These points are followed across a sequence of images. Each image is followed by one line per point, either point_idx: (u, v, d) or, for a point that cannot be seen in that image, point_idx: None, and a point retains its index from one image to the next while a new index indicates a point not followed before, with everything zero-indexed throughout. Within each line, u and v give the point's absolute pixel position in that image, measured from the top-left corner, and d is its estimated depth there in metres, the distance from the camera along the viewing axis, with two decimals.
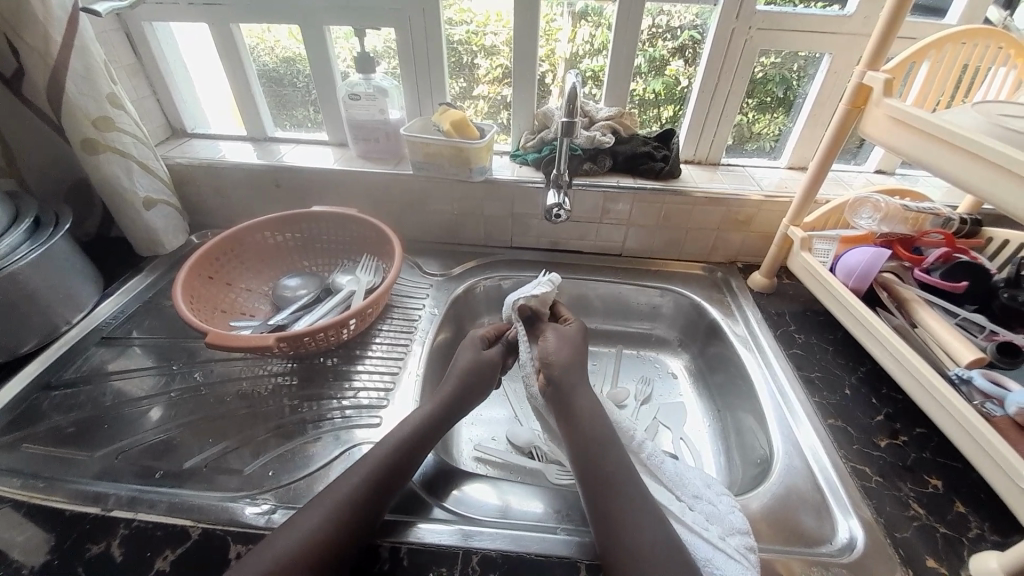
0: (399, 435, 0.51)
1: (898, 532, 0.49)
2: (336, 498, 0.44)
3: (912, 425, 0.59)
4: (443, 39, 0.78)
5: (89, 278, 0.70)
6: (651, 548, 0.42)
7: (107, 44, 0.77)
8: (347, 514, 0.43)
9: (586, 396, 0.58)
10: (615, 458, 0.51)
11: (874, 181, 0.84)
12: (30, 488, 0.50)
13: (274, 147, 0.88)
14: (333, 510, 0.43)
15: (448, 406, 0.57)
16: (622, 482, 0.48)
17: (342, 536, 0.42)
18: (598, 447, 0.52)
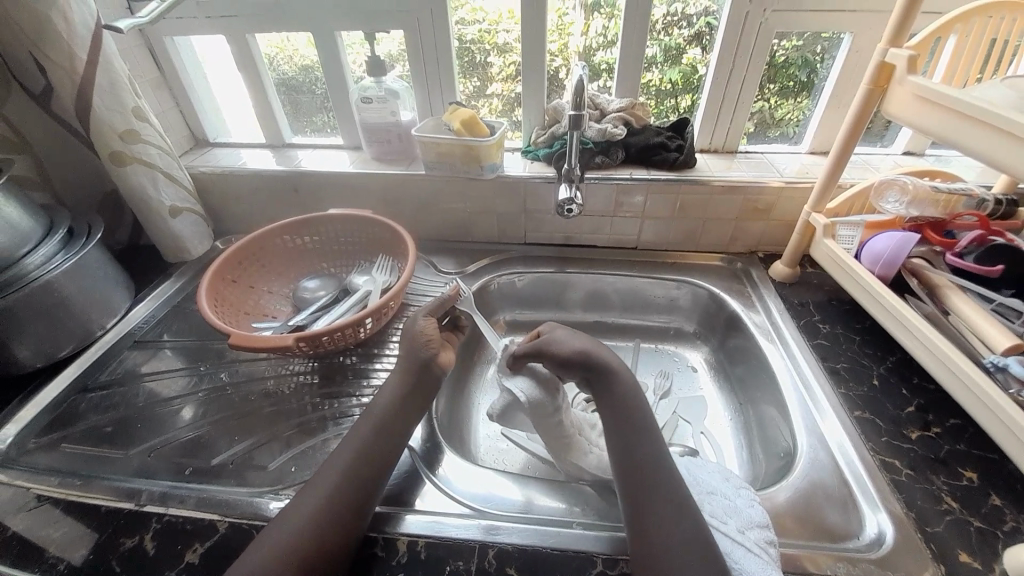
0: (398, 426, 0.53)
1: (929, 527, 0.47)
2: (332, 489, 0.45)
3: (945, 415, 0.57)
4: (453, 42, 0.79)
5: (121, 285, 0.73)
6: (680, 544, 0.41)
7: (132, 61, 0.80)
8: (349, 504, 0.45)
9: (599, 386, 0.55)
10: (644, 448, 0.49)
11: (902, 163, 0.81)
12: (69, 485, 0.53)
13: (292, 153, 0.90)
14: (330, 501, 0.44)
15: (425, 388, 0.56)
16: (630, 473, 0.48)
17: (346, 527, 0.44)
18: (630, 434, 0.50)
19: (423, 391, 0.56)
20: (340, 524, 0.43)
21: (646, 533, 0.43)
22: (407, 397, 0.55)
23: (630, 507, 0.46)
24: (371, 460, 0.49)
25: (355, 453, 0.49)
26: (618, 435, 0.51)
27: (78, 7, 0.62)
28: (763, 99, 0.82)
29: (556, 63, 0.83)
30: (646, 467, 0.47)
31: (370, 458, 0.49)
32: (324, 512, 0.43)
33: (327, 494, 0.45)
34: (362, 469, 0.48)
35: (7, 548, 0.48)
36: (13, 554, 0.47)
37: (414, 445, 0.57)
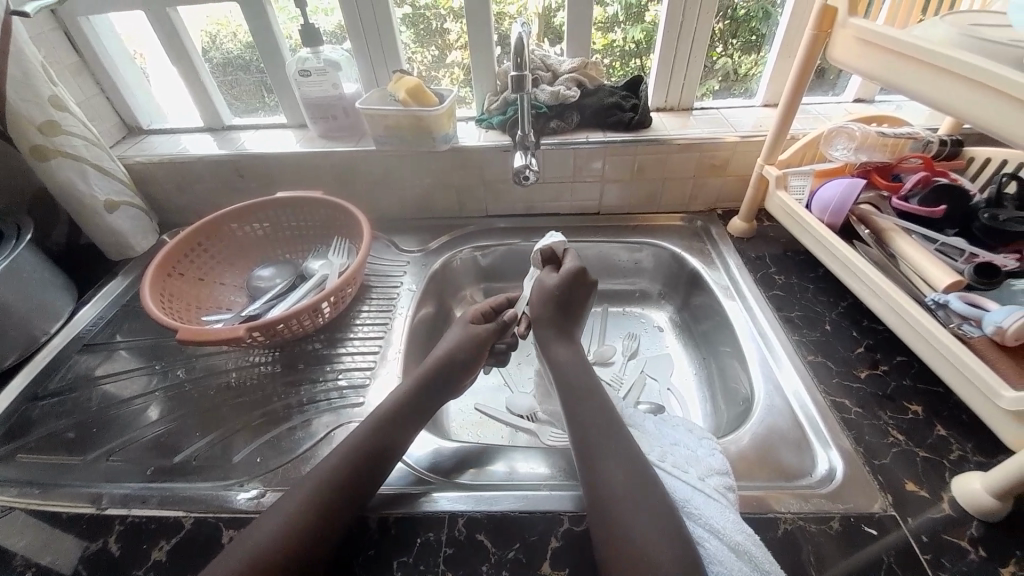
0: (396, 423, 0.52)
1: (877, 460, 0.49)
2: (313, 488, 0.44)
3: (892, 353, 0.59)
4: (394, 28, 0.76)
5: (61, 287, 0.69)
6: (626, 491, 0.43)
7: (42, 43, 0.73)
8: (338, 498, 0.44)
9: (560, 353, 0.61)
10: (595, 412, 0.52)
11: (854, 111, 0.81)
12: (27, 495, 0.52)
13: (234, 136, 0.85)
14: (312, 500, 0.43)
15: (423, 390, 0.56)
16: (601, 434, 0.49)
17: (332, 520, 0.43)
18: (584, 399, 0.54)
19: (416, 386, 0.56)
20: (321, 522, 0.42)
21: (599, 487, 0.44)
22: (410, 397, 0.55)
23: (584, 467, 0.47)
24: (361, 455, 0.48)
25: (346, 450, 0.48)
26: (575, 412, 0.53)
27: None
28: (726, 54, 0.82)
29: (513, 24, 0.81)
30: (600, 433, 0.49)
31: (358, 453, 0.48)
32: (309, 505, 0.43)
33: (306, 492, 0.44)
34: (350, 464, 0.47)
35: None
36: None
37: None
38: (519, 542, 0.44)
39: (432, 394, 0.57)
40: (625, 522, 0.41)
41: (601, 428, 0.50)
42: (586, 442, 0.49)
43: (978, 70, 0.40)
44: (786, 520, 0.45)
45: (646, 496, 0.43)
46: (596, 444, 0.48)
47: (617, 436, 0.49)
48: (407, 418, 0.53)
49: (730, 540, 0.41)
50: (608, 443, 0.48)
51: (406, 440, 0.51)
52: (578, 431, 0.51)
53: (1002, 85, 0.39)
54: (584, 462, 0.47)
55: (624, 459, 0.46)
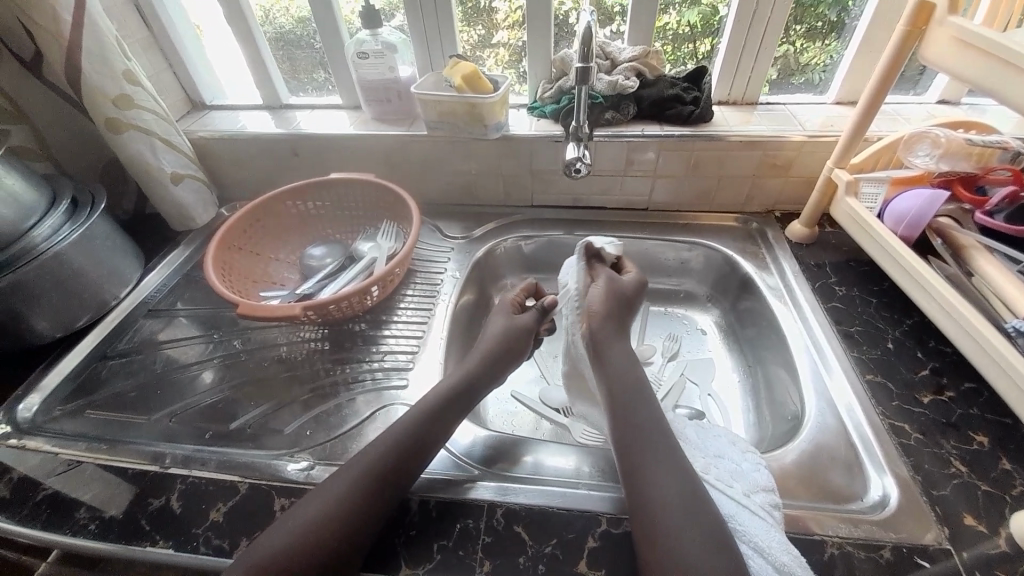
0: (441, 413, 0.53)
1: (935, 490, 0.47)
2: (358, 474, 0.45)
3: (960, 379, 0.56)
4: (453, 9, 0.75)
5: (130, 254, 0.74)
6: (669, 506, 0.42)
7: (117, 17, 0.76)
8: (386, 484, 0.45)
9: (604, 350, 0.60)
10: (637, 420, 0.51)
11: (937, 113, 0.75)
12: (96, 450, 0.56)
13: (290, 115, 0.87)
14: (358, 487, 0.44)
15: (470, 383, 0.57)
16: (646, 441, 0.49)
17: (379, 505, 0.44)
18: (625, 402, 0.54)
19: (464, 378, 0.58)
20: (369, 507, 0.44)
21: (642, 498, 0.44)
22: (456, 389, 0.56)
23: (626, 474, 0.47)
24: (408, 445, 0.49)
25: (394, 437, 0.49)
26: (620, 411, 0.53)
27: None
28: (789, 42, 0.76)
29: (566, 6, 0.77)
30: (649, 439, 0.49)
31: (405, 442, 0.49)
32: (358, 489, 0.44)
33: (351, 478, 0.45)
34: (397, 452, 0.48)
35: (38, 510, 0.50)
36: (43, 517, 0.50)
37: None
38: (556, 538, 0.45)
39: (476, 385, 0.58)
40: (669, 537, 0.40)
41: (645, 439, 0.49)
42: (629, 451, 0.48)
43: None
44: (833, 543, 0.44)
45: (690, 512, 0.42)
46: (639, 455, 0.48)
47: (660, 447, 0.48)
48: (450, 408, 0.54)
49: (776, 560, 0.40)
50: (651, 455, 0.47)
51: (448, 430, 0.52)
52: (620, 436, 0.50)
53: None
54: (625, 468, 0.47)
55: (668, 471, 0.46)
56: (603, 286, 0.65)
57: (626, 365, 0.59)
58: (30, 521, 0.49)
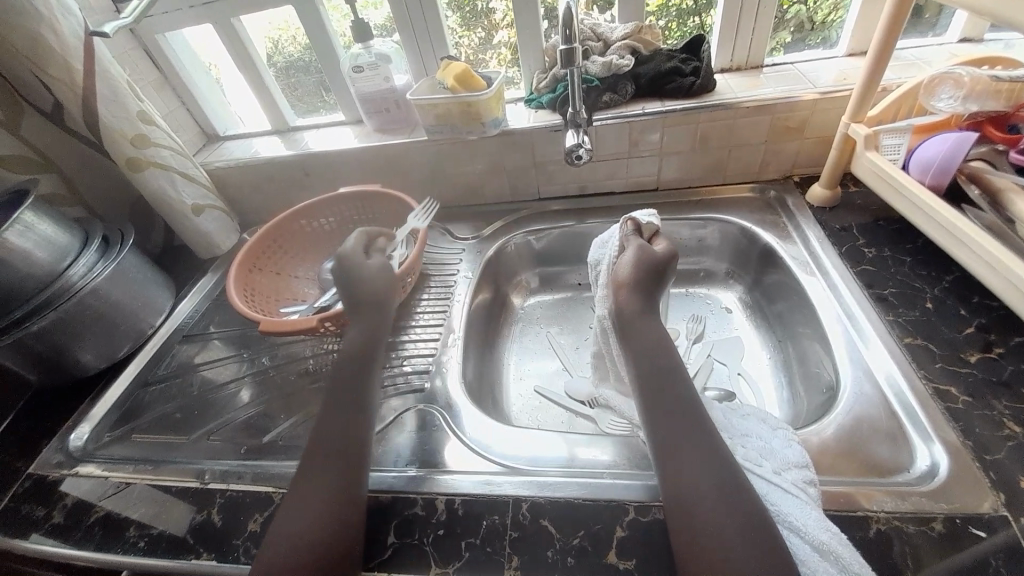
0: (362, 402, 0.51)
1: (988, 455, 0.43)
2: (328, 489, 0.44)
3: (1010, 334, 0.51)
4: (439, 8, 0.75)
5: (162, 285, 0.78)
6: (696, 495, 0.40)
7: (131, 64, 0.81)
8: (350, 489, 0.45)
9: (636, 325, 0.53)
10: (672, 397, 0.47)
11: (960, 53, 0.70)
12: (143, 470, 0.59)
13: (298, 136, 0.90)
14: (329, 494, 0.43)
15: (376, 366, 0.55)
16: (681, 416, 0.45)
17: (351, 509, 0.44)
18: (655, 370, 0.49)
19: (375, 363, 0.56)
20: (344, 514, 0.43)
21: (670, 483, 0.41)
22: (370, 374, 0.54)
23: (658, 452, 0.43)
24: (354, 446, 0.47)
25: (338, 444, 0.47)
26: (654, 382, 0.48)
27: (64, 17, 0.62)
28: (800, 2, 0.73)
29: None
30: (684, 413, 0.45)
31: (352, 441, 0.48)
32: (328, 501, 0.43)
33: (319, 505, 0.43)
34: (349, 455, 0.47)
35: (94, 532, 0.54)
36: (98, 538, 0.53)
37: (455, 427, 0.57)
38: (581, 529, 0.44)
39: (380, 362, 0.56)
40: (698, 531, 0.38)
41: (674, 420, 0.45)
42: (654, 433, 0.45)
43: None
44: (878, 519, 0.41)
45: (722, 498, 0.39)
46: (664, 441, 0.44)
47: (690, 430, 0.44)
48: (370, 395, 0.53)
49: (814, 539, 0.38)
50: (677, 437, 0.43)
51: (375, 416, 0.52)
52: (652, 408, 0.46)
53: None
54: (660, 446, 0.44)
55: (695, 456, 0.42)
56: (632, 255, 0.58)
57: (659, 337, 0.52)
58: (86, 543, 0.52)
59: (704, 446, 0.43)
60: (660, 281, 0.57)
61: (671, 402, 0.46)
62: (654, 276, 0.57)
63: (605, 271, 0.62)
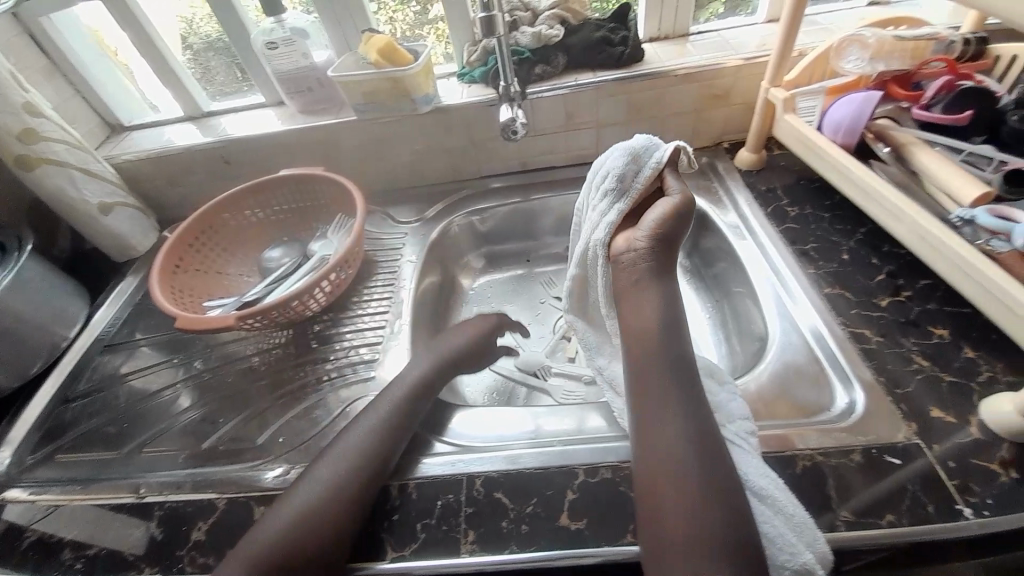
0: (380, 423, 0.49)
1: (899, 389, 0.48)
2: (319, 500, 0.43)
3: (915, 277, 0.56)
4: None
5: (73, 293, 0.71)
6: (672, 454, 0.40)
7: (10, 49, 0.71)
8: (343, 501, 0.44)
9: (640, 284, 0.52)
10: (663, 361, 0.46)
11: (867, 15, 0.74)
12: (71, 491, 0.55)
13: (215, 122, 0.83)
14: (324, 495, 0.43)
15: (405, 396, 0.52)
16: (661, 380, 0.45)
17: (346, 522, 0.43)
18: (657, 338, 0.48)
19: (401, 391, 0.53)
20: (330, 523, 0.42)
21: (641, 446, 0.42)
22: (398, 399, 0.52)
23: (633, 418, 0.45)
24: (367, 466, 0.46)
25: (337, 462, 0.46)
26: (647, 350, 0.47)
27: None
28: None
29: None
30: (680, 383, 0.45)
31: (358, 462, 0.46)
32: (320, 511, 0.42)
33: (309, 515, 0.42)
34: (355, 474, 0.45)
35: (28, 558, 0.49)
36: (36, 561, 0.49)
37: None
38: (536, 498, 0.45)
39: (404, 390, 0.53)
40: (670, 490, 0.39)
41: (657, 384, 0.45)
42: (641, 391, 0.45)
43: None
44: (804, 457, 0.44)
45: (699, 455, 0.40)
46: (653, 398, 0.44)
47: (675, 388, 0.44)
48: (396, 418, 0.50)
49: (755, 484, 0.39)
50: (660, 394, 0.44)
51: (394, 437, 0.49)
52: (633, 377, 0.47)
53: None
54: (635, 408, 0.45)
55: (675, 413, 0.43)
56: (661, 208, 0.55)
57: (660, 303, 0.51)
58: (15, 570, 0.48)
59: (687, 402, 0.43)
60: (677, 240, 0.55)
61: (668, 368, 0.46)
62: (673, 239, 0.55)
63: (625, 194, 0.56)
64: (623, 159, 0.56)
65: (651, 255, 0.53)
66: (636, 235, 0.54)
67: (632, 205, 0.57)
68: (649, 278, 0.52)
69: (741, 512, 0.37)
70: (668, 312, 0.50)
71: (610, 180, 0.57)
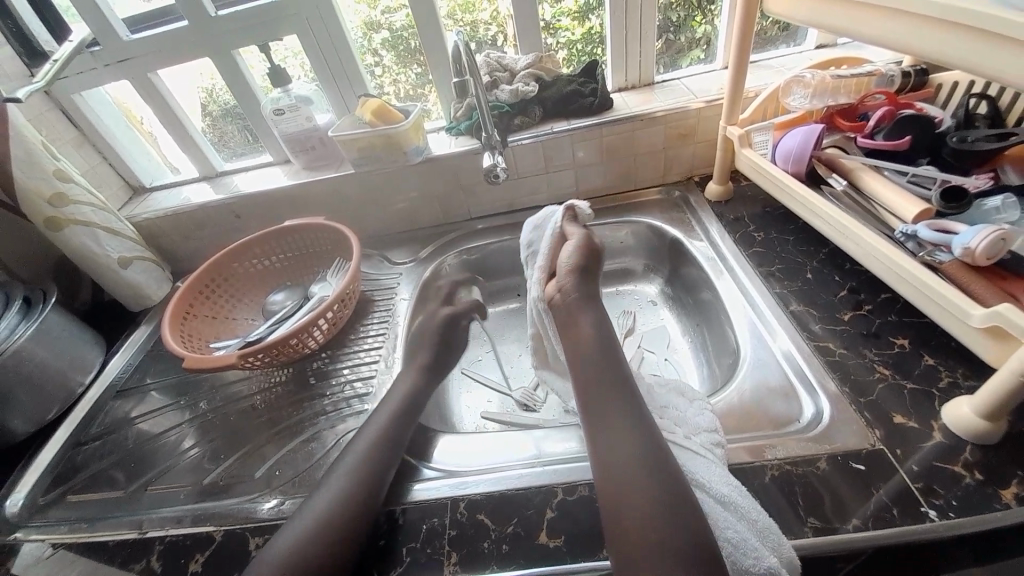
0: (381, 449, 0.52)
1: (864, 398, 0.49)
2: (326, 516, 0.46)
3: (877, 292, 0.59)
4: (354, 54, 0.80)
5: (90, 342, 0.76)
6: (618, 459, 0.44)
7: (45, 125, 0.81)
8: (343, 517, 0.46)
9: (575, 315, 0.57)
10: (605, 379, 0.51)
11: (815, 57, 0.81)
12: (79, 529, 0.57)
13: (227, 181, 0.91)
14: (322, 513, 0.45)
15: (395, 421, 0.56)
16: (601, 396, 0.49)
17: (353, 533, 0.45)
18: (599, 359, 0.52)
19: (391, 419, 0.56)
20: (335, 538, 0.44)
21: (595, 459, 0.45)
22: (391, 422, 0.55)
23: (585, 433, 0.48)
24: (364, 486, 0.48)
25: (344, 481, 0.48)
26: (588, 373, 0.52)
27: None
28: (708, 22, 0.82)
29: (492, 31, 0.83)
30: (619, 397, 0.49)
31: (359, 480, 0.49)
32: (330, 523, 0.45)
33: (314, 527, 0.45)
34: (354, 494, 0.47)
35: None
36: None
37: None
38: (518, 518, 0.46)
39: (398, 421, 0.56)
40: (626, 495, 0.41)
41: (600, 401, 0.49)
42: (588, 406, 0.49)
43: (894, 1, 0.43)
44: (772, 467, 0.46)
45: (644, 457, 0.43)
46: (599, 414, 0.48)
47: (618, 400, 0.48)
48: (388, 442, 0.53)
49: (718, 493, 0.42)
50: (608, 406, 0.48)
51: (386, 461, 0.51)
52: (579, 400, 0.51)
53: (919, 8, 0.41)
54: (586, 423, 0.48)
55: (623, 426, 0.46)
56: (573, 246, 0.63)
57: (596, 326, 0.56)
58: None
59: (626, 411, 0.48)
60: (596, 270, 0.63)
61: (613, 387, 0.50)
62: (592, 266, 0.62)
63: (541, 256, 0.64)
64: (532, 230, 0.71)
65: (577, 289, 0.59)
66: (559, 279, 0.61)
67: (549, 259, 0.64)
68: (580, 307, 0.58)
69: (693, 512, 0.39)
70: (602, 329, 0.56)
71: (529, 248, 0.70)
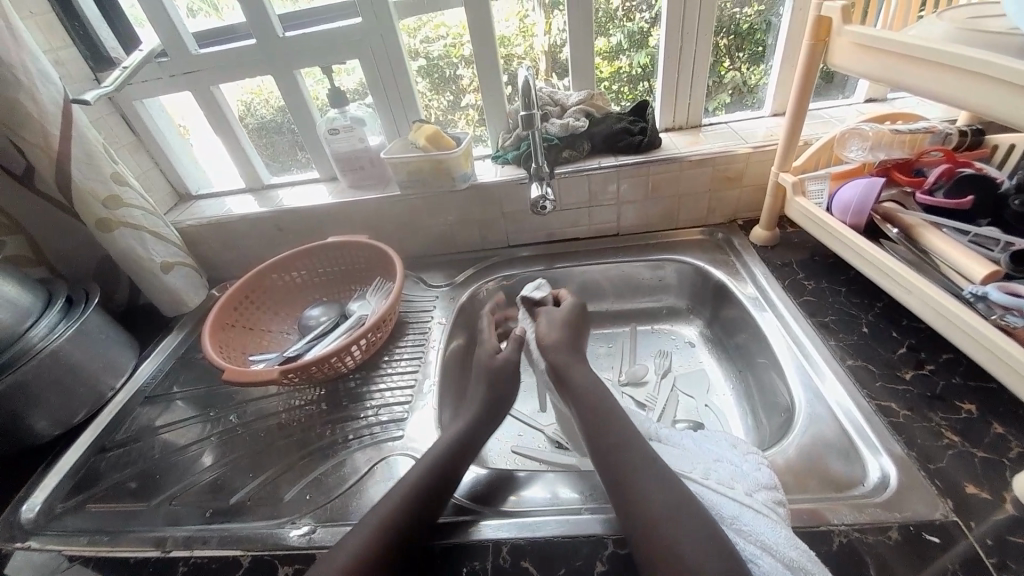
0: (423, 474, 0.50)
1: (932, 464, 0.47)
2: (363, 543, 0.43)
3: (938, 352, 0.57)
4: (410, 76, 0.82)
5: (124, 345, 0.76)
6: (653, 507, 0.43)
7: (105, 128, 0.83)
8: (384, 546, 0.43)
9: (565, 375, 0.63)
10: (612, 433, 0.52)
11: (866, 111, 0.82)
12: (98, 542, 0.55)
13: (272, 194, 0.92)
14: (361, 553, 0.42)
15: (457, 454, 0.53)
16: (621, 447, 0.50)
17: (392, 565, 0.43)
18: (597, 417, 0.55)
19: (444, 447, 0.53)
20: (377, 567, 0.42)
21: (630, 508, 0.44)
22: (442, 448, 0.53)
23: (608, 484, 0.48)
24: (404, 512, 0.46)
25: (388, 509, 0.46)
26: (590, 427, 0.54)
27: (44, 86, 0.65)
28: (735, 68, 0.84)
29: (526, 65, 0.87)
30: (639, 449, 0.50)
31: (405, 509, 0.46)
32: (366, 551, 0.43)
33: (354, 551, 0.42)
34: (393, 521, 0.45)
35: None
36: None
37: None
38: (565, 568, 0.44)
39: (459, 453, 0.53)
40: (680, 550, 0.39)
41: (623, 452, 0.49)
42: (607, 460, 0.49)
43: (964, 60, 0.42)
44: (839, 533, 0.43)
45: (678, 508, 0.43)
46: (626, 464, 0.48)
47: (637, 453, 0.49)
48: (440, 473, 0.50)
49: (785, 556, 0.39)
50: (635, 462, 0.48)
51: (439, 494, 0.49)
52: (596, 451, 0.51)
53: (987, 68, 0.40)
54: (609, 476, 0.48)
55: (655, 476, 0.46)
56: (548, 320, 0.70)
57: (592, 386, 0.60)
58: None
59: (652, 465, 0.48)
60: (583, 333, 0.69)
61: (637, 441, 0.51)
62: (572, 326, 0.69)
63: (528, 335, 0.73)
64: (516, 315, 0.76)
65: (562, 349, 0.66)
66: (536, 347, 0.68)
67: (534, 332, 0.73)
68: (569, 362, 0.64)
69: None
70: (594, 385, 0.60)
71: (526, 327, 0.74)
